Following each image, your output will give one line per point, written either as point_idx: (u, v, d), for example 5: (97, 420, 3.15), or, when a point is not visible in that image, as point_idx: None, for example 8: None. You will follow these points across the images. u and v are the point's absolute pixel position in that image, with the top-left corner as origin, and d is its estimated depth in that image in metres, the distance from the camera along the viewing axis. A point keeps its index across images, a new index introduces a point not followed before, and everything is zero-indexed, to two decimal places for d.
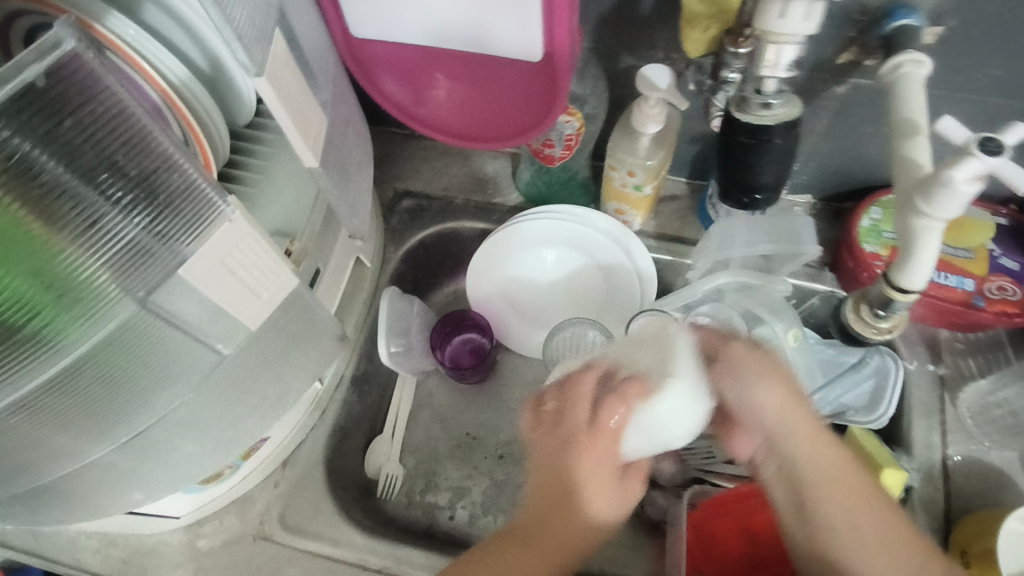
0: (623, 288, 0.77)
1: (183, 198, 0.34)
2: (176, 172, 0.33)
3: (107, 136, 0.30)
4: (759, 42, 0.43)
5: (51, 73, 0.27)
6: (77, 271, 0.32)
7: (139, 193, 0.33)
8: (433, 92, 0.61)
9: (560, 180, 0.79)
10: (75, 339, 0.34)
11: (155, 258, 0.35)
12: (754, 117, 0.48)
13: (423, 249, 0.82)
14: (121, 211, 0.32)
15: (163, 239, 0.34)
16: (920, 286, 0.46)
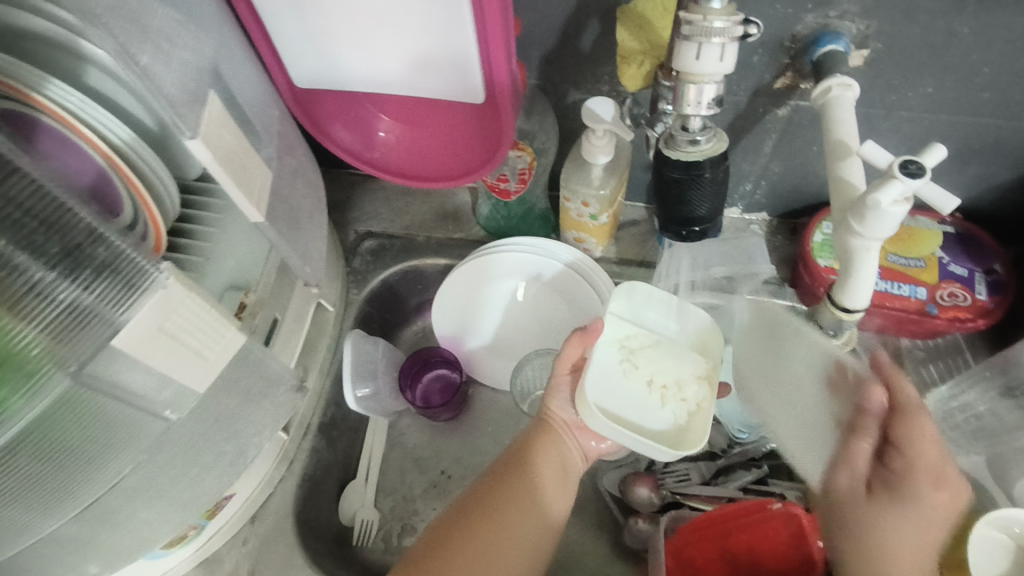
0: (585, 310, 0.78)
1: (118, 265, 0.35)
2: (102, 245, 0.34)
3: (36, 204, 0.31)
4: (680, 83, 0.44)
5: None
6: (8, 345, 0.32)
7: (70, 262, 0.33)
8: (381, 134, 0.62)
9: (518, 213, 0.79)
10: (9, 417, 0.34)
11: (94, 329, 0.34)
12: (682, 154, 0.49)
13: (388, 289, 0.82)
14: (50, 281, 0.32)
15: (95, 307, 0.34)
16: (862, 304, 0.47)
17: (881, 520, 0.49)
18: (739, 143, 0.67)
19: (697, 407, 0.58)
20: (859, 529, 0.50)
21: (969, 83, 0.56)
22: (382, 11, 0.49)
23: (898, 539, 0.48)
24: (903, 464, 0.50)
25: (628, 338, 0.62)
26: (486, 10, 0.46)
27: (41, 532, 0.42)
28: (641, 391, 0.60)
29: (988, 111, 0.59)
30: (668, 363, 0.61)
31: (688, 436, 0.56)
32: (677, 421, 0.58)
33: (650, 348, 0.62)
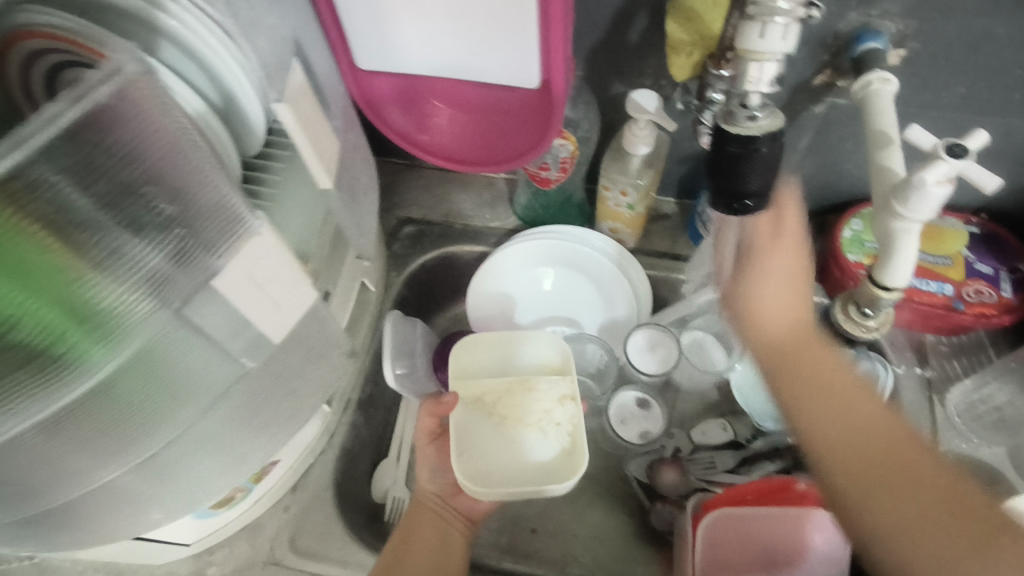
0: (616, 297, 0.81)
1: (206, 221, 0.36)
2: (195, 198, 0.35)
3: (131, 167, 0.31)
4: (741, 62, 0.46)
5: (93, 107, 0.28)
6: (102, 297, 0.33)
7: (165, 222, 0.34)
8: (436, 119, 0.64)
9: (556, 202, 0.82)
10: (95, 360, 0.35)
11: (178, 277, 0.36)
12: (738, 130, 0.49)
13: (425, 274, 0.85)
14: (143, 238, 0.33)
15: (185, 258, 0.36)
16: (902, 284, 0.48)
17: (773, 305, 0.51)
18: None
19: (573, 428, 0.62)
20: (767, 316, 0.51)
21: (1000, 83, 0.59)
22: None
23: (781, 324, 0.50)
24: (745, 248, 0.54)
25: (478, 394, 0.65)
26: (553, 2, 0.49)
27: (103, 478, 0.44)
28: (513, 437, 0.63)
29: (1018, 112, 0.61)
30: (530, 403, 0.64)
31: (574, 461, 0.60)
32: (562, 446, 0.62)
33: (507, 394, 0.65)
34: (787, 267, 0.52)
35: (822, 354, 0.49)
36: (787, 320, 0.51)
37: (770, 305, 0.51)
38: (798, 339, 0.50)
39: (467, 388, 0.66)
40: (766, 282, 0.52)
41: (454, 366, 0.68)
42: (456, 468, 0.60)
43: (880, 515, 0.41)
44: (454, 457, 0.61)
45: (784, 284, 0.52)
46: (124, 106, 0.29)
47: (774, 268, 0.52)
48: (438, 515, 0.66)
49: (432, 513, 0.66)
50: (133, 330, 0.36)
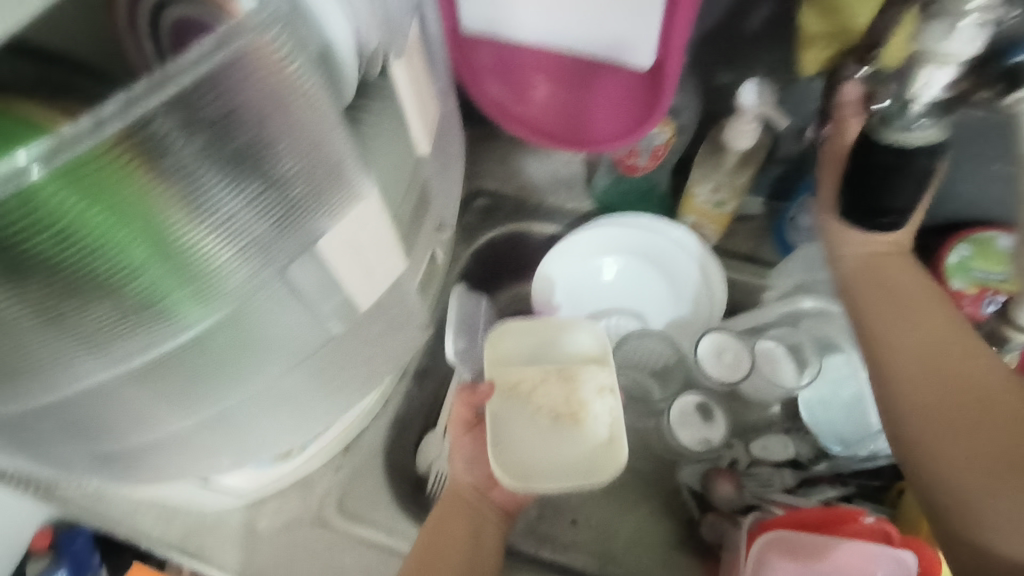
0: (688, 294, 0.78)
1: (313, 186, 0.34)
2: (306, 163, 0.33)
3: (245, 126, 0.29)
4: (912, 65, 0.41)
5: (218, 66, 0.26)
6: (201, 252, 0.32)
7: (271, 182, 0.32)
8: (533, 92, 0.61)
9: (638, 190, 0.78)
10: (187, 314, 0.34)
11: (283, 239, 0.35)
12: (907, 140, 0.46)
13: (492, 249, 0.82)
14: (246, 197, 0.32)
15: (288, 221, 0.34)
16: None
17: (916, 318, 0.52)
18: None
19: (613, 421, 0.60)
20: (902, 320, 0.52)
21: None
22: None
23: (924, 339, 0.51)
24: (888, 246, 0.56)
25: (511, 384, 0.61)
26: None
27: (180, 424, 0.43)
28: (550, 428, 0.60)
29: None
30: (561, 394, 0.61)
31: (612, 455, 0.58)
32: (601, 439, 0.59)
33: (543, 383, 0.61)
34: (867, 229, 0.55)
35: (943, 364, 0.49)
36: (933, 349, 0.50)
37: (902, 330, 0.52)
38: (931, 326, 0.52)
39: (501, 375, 0.62)
40: (903, 300, 0.53)
41: (488, 355, 0.64)
42: (494, 461, 0.57)
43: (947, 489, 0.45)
44: (492, 448, 0.57)
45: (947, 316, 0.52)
46: (238, 72, 0.27)
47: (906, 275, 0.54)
48: (469, 507, 0.63)
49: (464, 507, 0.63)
50: (227, 283, 0.35)
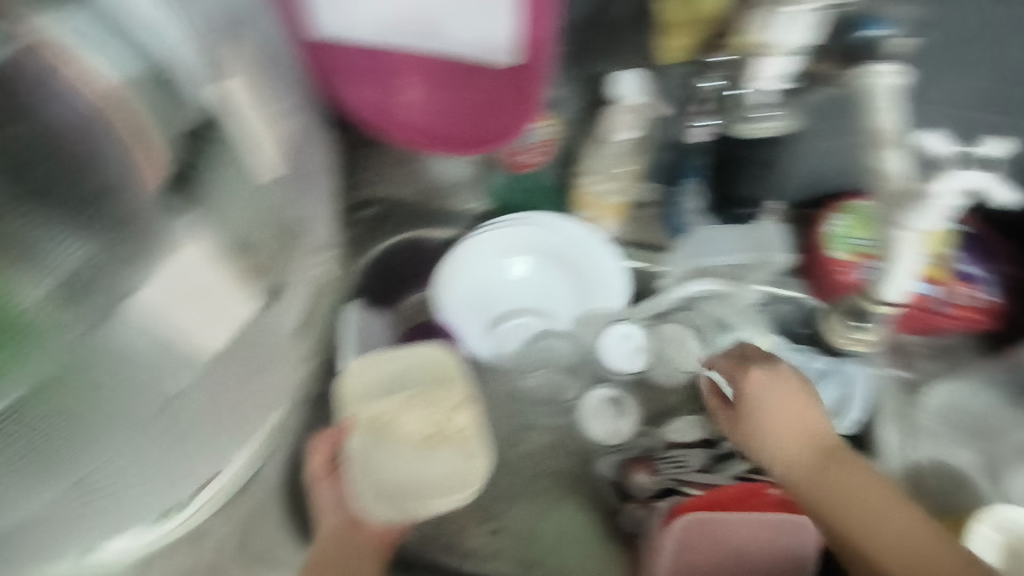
0: (589, 289, 0.77)
1: (122, 223, 0.43)
2: (121, 199, 0.44)
3: (63, 180, 0.42)
4: None
5: (12, 65, 0.41)
6: (20, 300, 0.40)
7: (84, 225, 0.42)
8: (404, 94, 0.59)
9: (528, 186, 0.77)
10: (16, 366, 0.41)
11: (92, 296, 0.43)
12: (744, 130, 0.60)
13: (384, 260, 0.79)
14: (69, 243, 0.42)
15: (93, 261, 0.42)
16: None
17: (839, 483, 0.54)
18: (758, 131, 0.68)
19: (470, 434, 0.62)
20: (832, 489, 0.54)
21: (1000, 75, 0.58)
22: None
23: (799, 427, 0.59)
24: (751, 399, 0.61)
25: (371, 413, 0.62)
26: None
27: (25, 510, 0.44)
28: (414, 454, 0.61)
29: (1016, 107, 0.60)
30: (420, 415, 0.62)
31: (471, 473, 0.62)
32: (466, 450, 0.62)
33: (405, 410, 0.62)
34: (765, 385, 0.61)
35: (888, 542, 0.51)
36: (793, 428, 0.59)
37: (867, 536, 0.52)
38: (818, 472, 0.56)
39: (361, 407, 0.62)
40: (830, 487, 0.54)
41: (340, 394, 0.63)
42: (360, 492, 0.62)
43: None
44: (358, 480, 0.62)
45: (880, 484, 0.54)
46: (28, 63, 0.42)
47: (780, 412, 0.59)
48: (348, 547, 0.62)
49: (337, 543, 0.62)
50: (51, 338, 0.42)
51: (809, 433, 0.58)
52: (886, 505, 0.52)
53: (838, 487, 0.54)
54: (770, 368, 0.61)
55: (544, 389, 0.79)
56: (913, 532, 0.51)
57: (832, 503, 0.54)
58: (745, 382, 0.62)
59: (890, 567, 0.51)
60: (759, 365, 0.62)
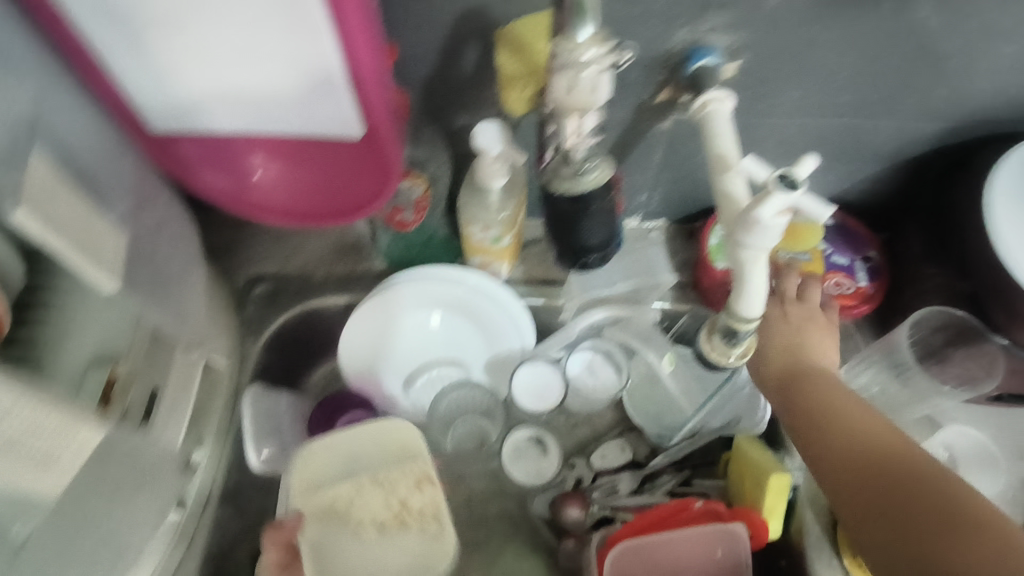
0: (497, 334, 0.77)
1: None
2: None
3: None
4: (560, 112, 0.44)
5: None
6: None
7: None
8: (259, 173, 0.57)
9: (419, 242, 0.75)
10: None
11: None
12: (566, 185, 0.52)
13: (288, 336, 0.79)
14: None
15: None
16: (759, 312, 0.46)
17: (817, 395, 0.52)
18: (628, 158, 0.70)
19: (433, 516, 0.56)
20: (803, 394, 0.53)
21: (831, 85, 0.59)
22: (236, 36, 0.43)
23: (793, 351, 0.58)
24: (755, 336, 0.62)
25: (319, 506, 0.56)
26: (345, 12, 0.41)
27: None
28: (367, 542, 0.55)
29: (849, 112, 0.62)
30: (372, 500, 0.56)
31: (435, 556, 0.55)
32: (428, 531, 0.56)
33: (359, 494, 0.56)
34: (795, 320, 0.59)
35: (841, 434, 0.48)
36: (784, 351, 0.58)
37: (828, 420, 0.50)
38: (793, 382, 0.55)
39: (308, 503, 0.56)
40: (809, 397, 0.53)
41: (293, 481, 0.57)
42: None
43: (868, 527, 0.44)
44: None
45: (860, 403, 0.50)
46: None
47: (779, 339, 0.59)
48: None
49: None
50: None
51: (794, 351, 0.58)
52: (845, 409, 0.50)
53: (826, 417, 0.50)
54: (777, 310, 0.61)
55: (468, 439, 0.77)
56: (880, 431, 0.47)
57: (803, 414, 0.52)
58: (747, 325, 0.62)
59: (830, 442, 0.48)
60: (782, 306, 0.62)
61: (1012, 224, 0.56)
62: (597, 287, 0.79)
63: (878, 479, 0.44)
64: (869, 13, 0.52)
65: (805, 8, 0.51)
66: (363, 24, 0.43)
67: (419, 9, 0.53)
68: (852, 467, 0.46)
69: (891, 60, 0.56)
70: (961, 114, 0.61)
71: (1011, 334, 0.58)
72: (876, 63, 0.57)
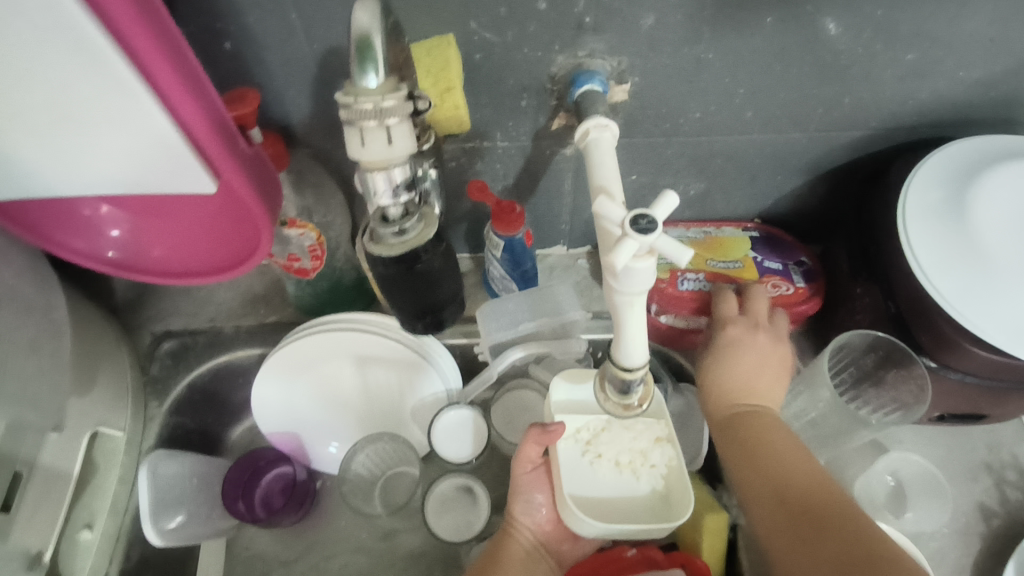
0: (418, 380, 0.72)
1: None
2: None
3: None
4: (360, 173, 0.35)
5: None
6: None
7: None
8: (116, 235, 0.54)
9: (326, 289, 0.70)
10: None
11: None
12: (388, 250, 0.37)
13: (200, 393, 0.75)
14: None
15: None
16: (642, 359, 0.42)
17: (756, 436, 0.53)
18: (539, 188, 0.66)
19: (669, 480, 0.54)
20: (739, 439, 0.54)
21: (729, 104, 0.56)
22: (47, 101, 0.40)
23: (750, 379, 0.58)
24: (714, 349, 0.60)
25: (580, 429, 0.57)
26: (150, 62, 0.40)
27: None
28: (612, 477, 0.56)
29: (757, 128, 0.59)
30: (626, 441, 0.56)
31: (675, 506, 0.53)
32: (656, 490, 0.55)
33: (608, 429, 0.57)
34: (767, 348, 0.60)
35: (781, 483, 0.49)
36: (745, 381, 0.58)
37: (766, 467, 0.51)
38: (738, 423, 0.55)
39: (571, 422, 0.57)
40: (743, 439, 0.54)
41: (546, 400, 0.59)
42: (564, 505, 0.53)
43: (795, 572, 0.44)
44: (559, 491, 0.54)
45: (797, 450, 0.52)
46: None
47: (743, 364, 0.58)
48: None
49: (529, 549, 0.60)
50: None
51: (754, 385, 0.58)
52: (783, 453, 0.51)
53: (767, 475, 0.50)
54: (742, 332, 0.60)
55: (398, 490, 0.74)
56: (820, 480, 0.49)
57: (745, 451, 0.53)
58: (722, 337, 0.61)
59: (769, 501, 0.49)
60: (735, 321, 0.62)
61: (927, 238, 0.52)
62: (500, 331, 0.69)
63: (820, 523, 0.45)
64: (751, 29, 0.49)
65: (683, 25, 0.49)
66: (179, 80, 0.41)
67: (276, 53, 0.50)
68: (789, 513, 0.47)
69: (788, 75, 0.53)
70: (872, 122, 0.58)
71: (940, 358, 0.53)
72: (772, 79, 0.53)
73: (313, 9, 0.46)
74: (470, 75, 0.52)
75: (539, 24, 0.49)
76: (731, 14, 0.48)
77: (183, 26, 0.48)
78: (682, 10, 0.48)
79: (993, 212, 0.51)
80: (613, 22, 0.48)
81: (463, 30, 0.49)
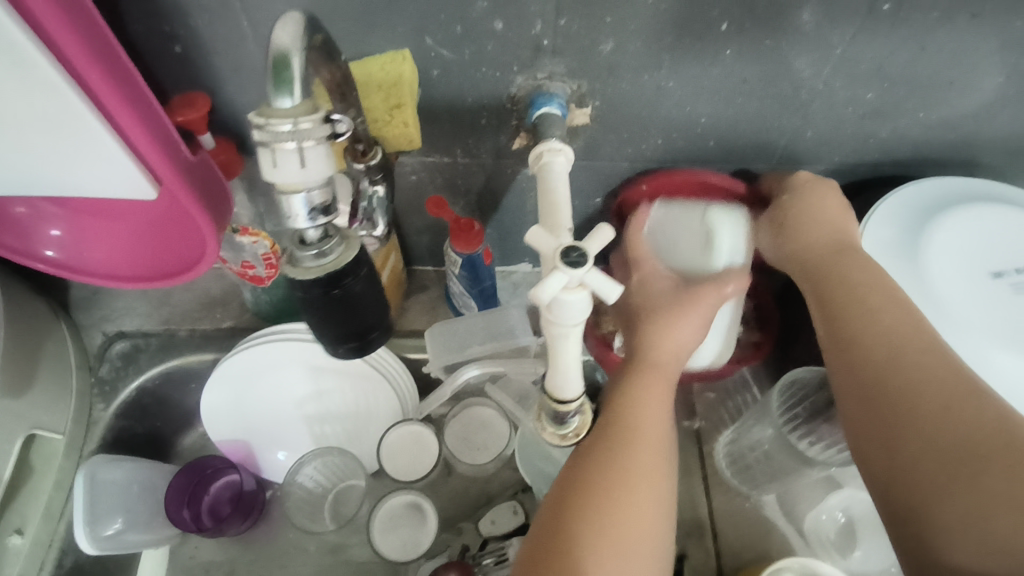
0: (371, 390, 0.72)
1: None
2: None
3: None
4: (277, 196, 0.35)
5: None
6: None
7: None
8: (53, 235, 0.52)
9: (283, 297, 0.70)
10: None
11: None
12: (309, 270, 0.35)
13: (150, 397, 0.73)
14: None
15: None
16: (573, 392, 0.41)
17: (852, 274, 0.49)
18: (502, 205, 0.65)
19: None
20: (846, 287, 0.48)
21: (691, 132, 0.55)
22: None
23: (824, 230, 0.53)
24: (784, 190, 0.56)
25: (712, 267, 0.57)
26: (79, 67, 0.39)
27: None
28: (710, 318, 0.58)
29: (719, 156, 0.58)
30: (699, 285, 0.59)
31: None
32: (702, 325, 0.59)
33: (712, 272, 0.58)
34: (836, 201, 0.54)
35: (869, 328, 0.45)
36: (823, 229, 0.53)
37: (863, 336, 0.45)
38: (832, 260, 0.51)
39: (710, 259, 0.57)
40: (864, 276, 0.48)
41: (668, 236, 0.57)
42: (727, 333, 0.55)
43: (865, 436, 0.43)
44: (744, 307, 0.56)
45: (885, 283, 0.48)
46: None
47: (822, 209, 0.53)
48: None
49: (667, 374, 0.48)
50: None
51: (833, 232, 0.53)
52: (891, 316, 0.45)
53: (857, 313, 0.46)
54: (813, 177, 0.56)
55: (348, 502, 0.72)
56: (908, 321, 0.45)
57: (824, 285, 0.50)
58: (790, 184, 0.56)
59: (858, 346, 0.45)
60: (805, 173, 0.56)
61: None
62: (451, 354, 0.68)
63: (910, 377, 0.42)
64: (709, 59, 0.49)
65: (642, 51, 0.48)
66: (110, 84, 0.41)
67: (226, 58, 0.49)
68: (873, 400, 0.43)
69: (750, 106, 0.53)
70: (834, 157, 0.58)
71: None
72: (732, 110, 0.53)
73: (262, 16, 0.45)
74: (427, 90, 0.52)
75: (497, 44, 0.48)
76: (690, 43, 0.47)
77: (130, 28, 0.47)
78: (641, 36, 0.47)
79: (939, 259, 0.51)
80: (572, 46, 0.48)
81: (419, 46, 0.48)
